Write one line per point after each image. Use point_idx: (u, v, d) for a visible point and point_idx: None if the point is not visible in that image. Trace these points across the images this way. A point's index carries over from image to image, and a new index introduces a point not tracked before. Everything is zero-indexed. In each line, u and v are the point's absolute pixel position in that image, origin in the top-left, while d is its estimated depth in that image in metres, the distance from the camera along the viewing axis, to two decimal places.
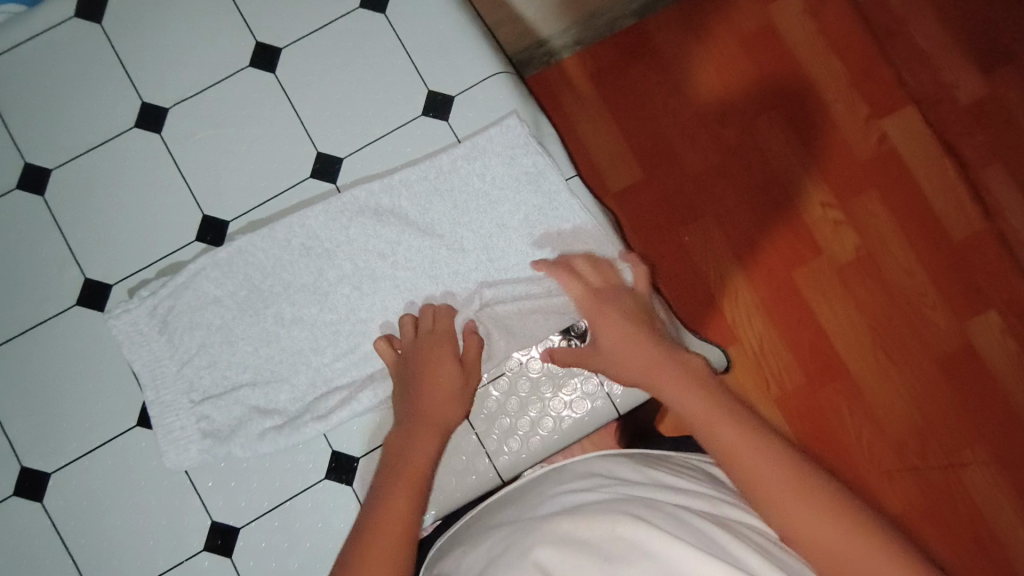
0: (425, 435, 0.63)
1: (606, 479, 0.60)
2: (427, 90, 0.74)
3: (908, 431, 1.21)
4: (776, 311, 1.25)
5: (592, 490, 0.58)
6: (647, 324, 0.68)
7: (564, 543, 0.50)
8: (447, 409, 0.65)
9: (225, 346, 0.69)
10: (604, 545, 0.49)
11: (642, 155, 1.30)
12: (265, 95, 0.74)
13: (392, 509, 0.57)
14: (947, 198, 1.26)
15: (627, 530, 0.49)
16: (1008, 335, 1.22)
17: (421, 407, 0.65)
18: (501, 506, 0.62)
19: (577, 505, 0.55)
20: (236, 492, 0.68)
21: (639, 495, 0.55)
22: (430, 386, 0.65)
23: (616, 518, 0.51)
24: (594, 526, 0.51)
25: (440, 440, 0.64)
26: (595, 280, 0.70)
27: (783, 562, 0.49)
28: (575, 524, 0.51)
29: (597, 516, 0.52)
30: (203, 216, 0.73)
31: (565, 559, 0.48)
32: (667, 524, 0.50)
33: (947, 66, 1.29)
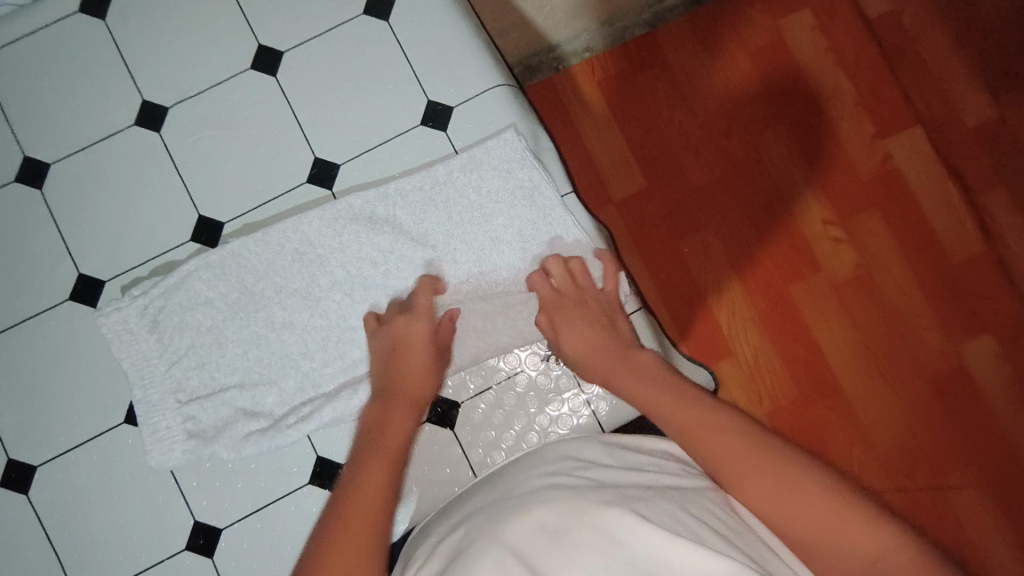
0: (402, 403, 0.64)
1: (578, 459, 0.61)
2: (427, 100, 0.74)
3: (897, 450, 1.21)
4: (770, 324, 1.25)
5: (563, 470, 0.59)
6: (610, 334, 0.69)
7: (532, 530, 0.51)
8: (423, 380, 0.66)
9: (214, 347, 0.70)
10: (571, 532, 0.50)
11: (644, 164, 1.30)
12: (265, 98, 0.74)
13: (371, 471, 0.58)
14: (948, 220, 1.26)
15: (598, 514, 0.51)
16: (1002, 359, 1.22)
17: (400, 378, 0.66)
18: (478, 487, 0.63)
19: (549, 484, 0.56)
20: (220, 493, 0.69)
21: (607, 477, 0.57)
22: (407, 357, 0.66)
23: (586, 502, 0.52)
24: (562, 509, 0.52)
25: (417, 408, 0.65)
26: (563, 283, 0.71)
27: (747, 541, 0.53)
28: (543, 510, 0.52)
29: (567, 497, 0.53)
30: (199, 217, 0.73)
31: (537, 547, 0.49)
32: (637, 507, 0.52)
33: (955, 86, 1.28)
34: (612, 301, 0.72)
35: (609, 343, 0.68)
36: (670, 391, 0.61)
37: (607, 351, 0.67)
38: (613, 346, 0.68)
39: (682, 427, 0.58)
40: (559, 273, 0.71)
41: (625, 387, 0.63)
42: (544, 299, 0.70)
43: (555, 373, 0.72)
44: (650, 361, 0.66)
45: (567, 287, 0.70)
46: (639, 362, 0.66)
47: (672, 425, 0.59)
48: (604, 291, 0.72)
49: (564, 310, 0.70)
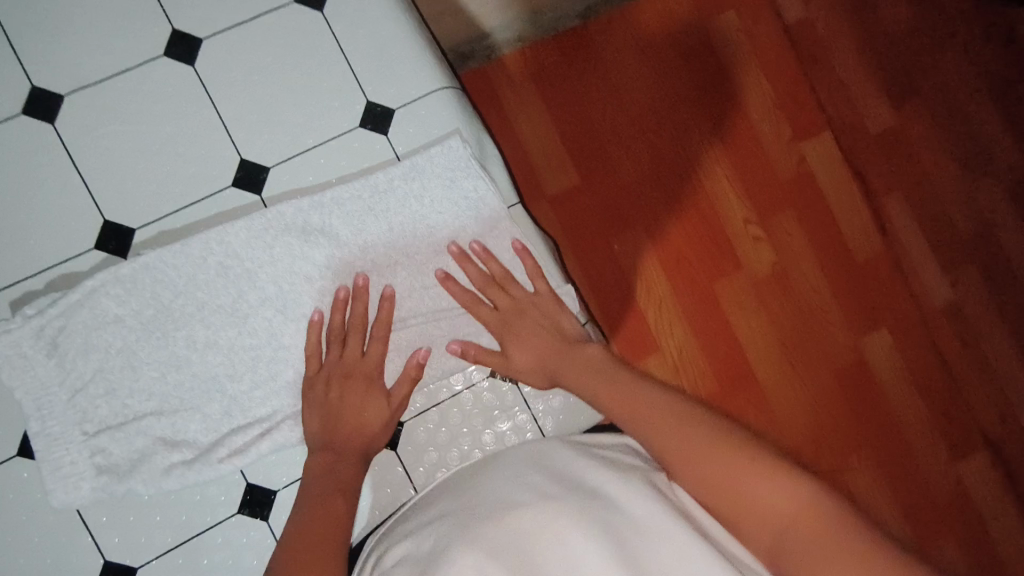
0: (350, 452, 0.64)
1: (543, 458, 0.61)
2: (366, 100, 0.69)
3: (805, 436, 1.30)
4: (695, 319, 1.29)
5: (526, 472, 0.59)
6: (557, 339, 0.69)
7: (492, 541, 0.51)
8: (374, 436, 0.66)
9: (126, 371, 0.63)
10: (532, 542, 0.51)
11: (579, 160, 1.29)
12: (182, 90, 0.67)
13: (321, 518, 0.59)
14: (853, 221, 1.35)
15: (578, 513, 0.52)
16: (895, 350, 1.34)
17: (350, 430, 0.65)
18: (442, 493, 0.62)
19: (521, 485, 0.57)
20: (136, 529, 0.63)
21: (569, 476, 0.57)
22: (356, 413, 0.66)
23: (563, 503, 0.53)
24: (523, 519, 0.52)
25: (365, 458, 0.65)
26: (501, 301, 0.70)
27: (708, 526, 0.53)
28: (504, 522, 0.52)
29: (544, 500, 0.54)
30: (105, 222, 0.65)
31: (519, 548, 0.50)
32: (612, 500, 0.53)
33: (863, 95, 1.37)
34: (552, 302, 0.70)
35: (556, 349, 0.68)
36: (624, 375, 0.64)
37: (554, 352, 0.68)
38: (559, 352, 0.68)
39: (625, 414, 0.61)
40: (493, 288, 0.70)
41: (579, 389, 0.65)
42: (485, 322, 0.69)
43: (501, 390, 0.70)
44: (597, 355, 0.67)
45: (505, 302, 0.70)
46: (586, 360, 0.66)
47: (623, 413, 0.61)
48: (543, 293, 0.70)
49: (506, 322, 0.69)
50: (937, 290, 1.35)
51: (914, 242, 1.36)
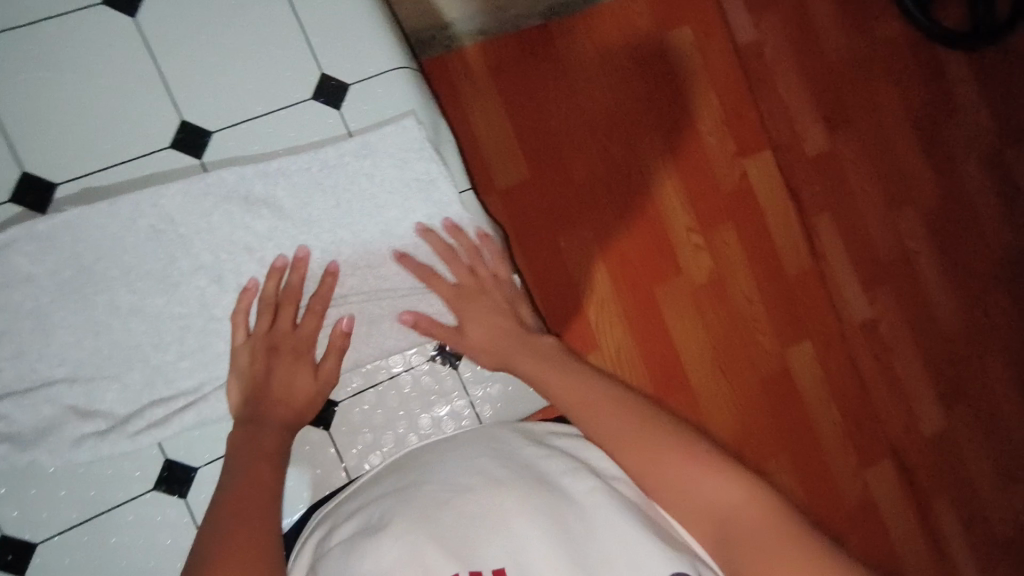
0: (275, 426, 0.61)
1: (488, 444, 0.60)
2: (320, 72, 0.67)
3: (730, 439, 1.35)
4: (634, 319, 1.32)
5: (472, 456, 0.58)
6: (513, 322, 0.69)
7: (441, 525, 0.50)
8: (302, 411, 0.63)
9: (38, 334, 0.59)
10: (484, 524, 0.50)
11: (532, 157, 1.30)
12: (120, 42, 0.63)
13: (252, 486, 0.56)
14: (788, 238, 1.41)
15: (523, 497, 0.52)
16: (817, 362, 1.42)
17: (275, 403, 0.62)
18: (384, 474, 0.61)
19: (465, 469, 0.56)
20: (37, 503, 0.60)
21: (517, 462, 0.57)
22: (284, 387, 0.63)
23: (508, 487, 0.53)
24: (471, 504, 0.51)
25: (291, 430, 0.62)
26: (464, 278, 0.69)
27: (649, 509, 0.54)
28: (451, 508, 0.51)
29: (489, 483, 0.53)
30: (22, 173, 0.61)
31: (461, 533, 0.49)
32: (558, 488, 0.54)
33: (801, 119, 1.45)
34: (510, 287, 0.72)
35: (511, 333, 0.68)
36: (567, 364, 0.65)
37: (508, 333, 0.68)
38: (515, 335, 0.68)
39: (566, 398, 0.62)
40: (457, 264, 0.69)
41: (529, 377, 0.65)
42: (444, 297, 0.68)
43: (440, 374, 0.70)
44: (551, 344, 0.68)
45: (466, 280, 0.69)
46: (537, 346, 0.67)
47: (567, 400, 0.61)
48: (502, 276, 0.71)
49: (466, 299, 0.69)
50: (860, 304, 1.46)
51: (839, 260, 1.46)
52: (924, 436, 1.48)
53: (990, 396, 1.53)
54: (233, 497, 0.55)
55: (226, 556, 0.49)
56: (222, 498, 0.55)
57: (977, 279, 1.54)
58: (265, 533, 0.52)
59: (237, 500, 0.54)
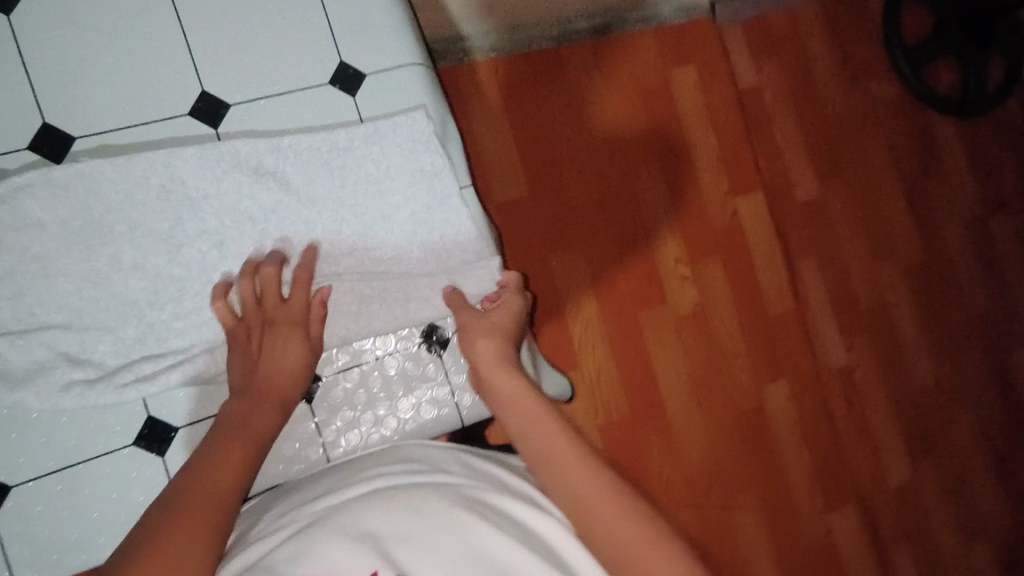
0: (268, 398, 0.61)
1: (427, 462, 0.61)
2: (340, 60, 0.70)
3: (700, 470, 1.37)
4: (616, 343, 1.34)
5: (411, 472, 0.59)
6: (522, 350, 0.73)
7: (379, 533, 0.49)
8: (294, 381, 0.63)
9: (40, 279, 0.60)
10: (421, 534, 0.50)
11: (531, 176, 1.33)
12: (153, 11, 0.66)
13: (220, 468, 0.54)
14: (772, 278, 1.45)
15: (462, 522, 0.51)
16: (791, 401, 1.45)
17: (267, 380, 0.62)
18: (332, 474, 0.62)
19: (426, 485, 0.56)
20: (15, 446, 0.60)
21: (455, 480, 0.58)
22: (276, 358, 0.62)
23: (454, 509, 0.52)
24: (410, 510, 0.51)
25: (286, 407, 0.62)
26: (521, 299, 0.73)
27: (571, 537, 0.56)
28: (390, 513, 0.51)
29: (438, 500, 0.53)
30: (43, 124, 0.63)
31: (388, 540, 0.49)
32: (502, 524, 0.53)
33: (794, 166, 1.50)
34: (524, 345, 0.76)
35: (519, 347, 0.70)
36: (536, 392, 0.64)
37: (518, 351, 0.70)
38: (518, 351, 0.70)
39: (509, 408, 0.63)
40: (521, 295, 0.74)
41: (499, 389, 0.64)
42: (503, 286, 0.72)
43: (424, 361, 0.72)
44: None
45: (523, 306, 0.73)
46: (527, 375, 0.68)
47: (529, 428, 0.61)
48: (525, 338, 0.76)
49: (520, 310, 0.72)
50: (837, 351, 1.50)
51: (820, 305, 1.50)
52: (892, 488, 1.50)
53: (958, 455, 1.56)
54: (199, 474, 0.53)
55: (172, 530, 0.48)
56: (196, 460, 0.55)
57: (951, 337, 1.58)
58: (223, 510, 0.51)
59: (203, 477, 0.53)
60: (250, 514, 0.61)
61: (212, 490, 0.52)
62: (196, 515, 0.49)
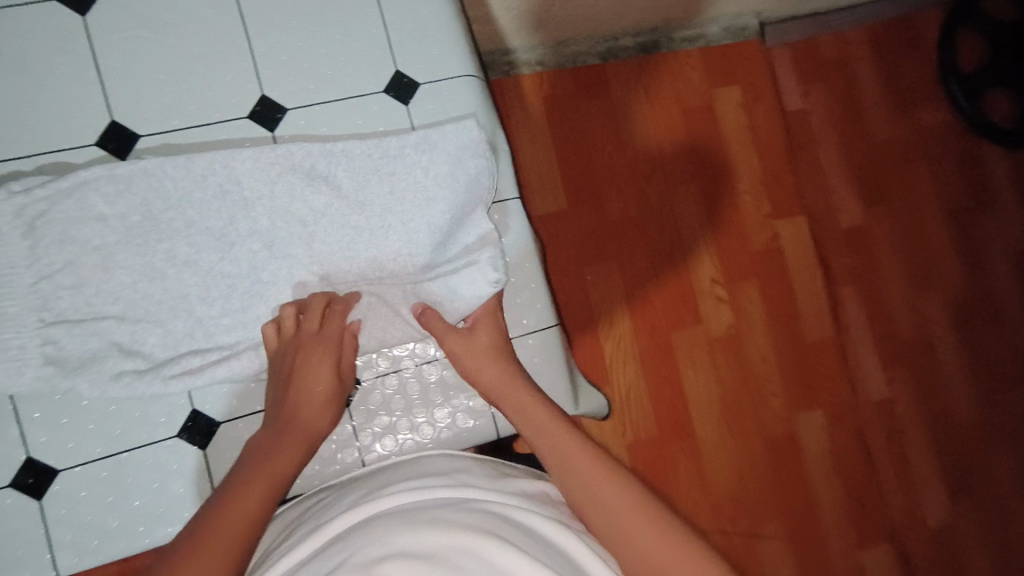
0: (297, 434, 0.62)
1: (451, 479, 0.60)
2: (395, 69, 0.72)
3: (727, 497, 1.34)
4: (648, 363, 1.33)
5: (435, 489, 0.57)
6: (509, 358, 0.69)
7: (402, 551, 0.47)
8: (321, 415, 0.64)
9: (98, 270, 0.62)
10: (445, 552, 0.48)
11: (571, 190, 1.33)
12: (219, 16, 0.68)
13: (247, 495, 0.56)
14: (810, 305, 1.42)
15: (475, 542, 0.49)
16: (825, 432, 1.41)
17: (298, 408, 0.63)
18: (356, 486, 0.62)
19: (449, 507, 0.54)
20: (65, 431, 0.62)
21: (480, 500, 0.56)
22: (306, 392, 0.64)
23: (465, 530, 0.50)
24: (434, 531, 0.50)
25: (310, 447, 0.63)
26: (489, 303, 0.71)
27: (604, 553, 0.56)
28: (413, 534, 0.49)
29: (448, 526, 0.51)
30: (111, 121, 0.65)
31: (401, 560, 0.46)
32: (526, 544, 0.50)
33: (838, 192, 1.47)
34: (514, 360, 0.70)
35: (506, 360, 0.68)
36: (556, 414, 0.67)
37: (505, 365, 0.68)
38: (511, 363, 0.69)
39: (528, 420, 0.65)
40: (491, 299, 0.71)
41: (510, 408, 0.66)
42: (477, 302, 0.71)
43: None
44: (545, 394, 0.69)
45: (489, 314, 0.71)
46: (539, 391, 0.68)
47: (551, 445, 0.64)
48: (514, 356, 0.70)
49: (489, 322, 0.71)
50: (876, 382, 1.46)
51: (859, 334, 1.46)
52: (929, 528, 1.44)
53: (1001, 498, 1.49)
54: (219, 510, 0.54)
55: (199, 557, 0.50)
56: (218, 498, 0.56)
57: (997, 376, 1.53)
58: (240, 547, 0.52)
59: (225, 511, 0.54)
60: (262, 554, 0.59)
61: (231, 521, 0.53)
62: (216, 547, 0.51)
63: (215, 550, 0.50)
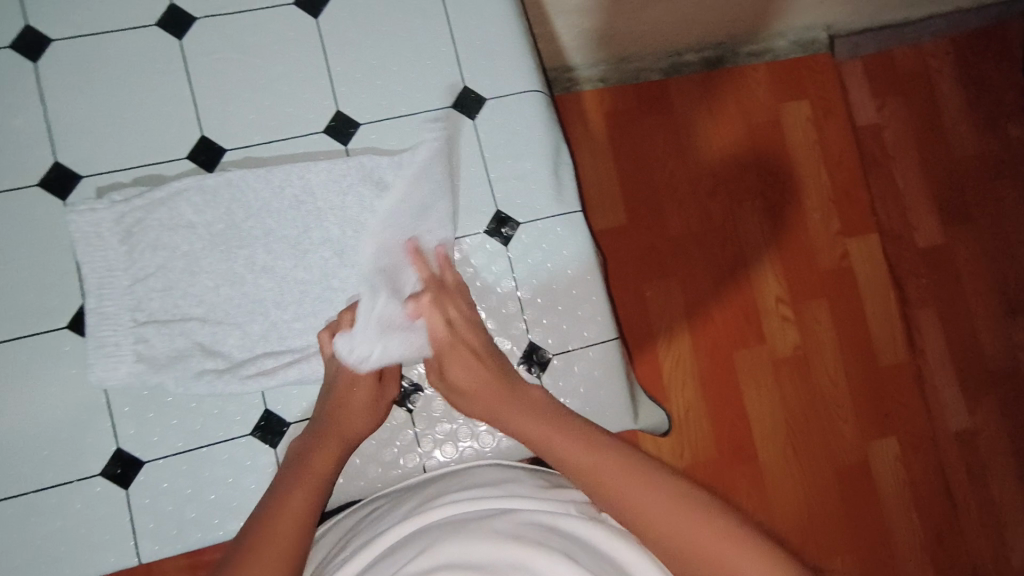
0: (337, 438, 0.64)
1: (501, 488, 0.61)
2: (462, 85, 0.74)
3: (792, 526, 1.28)
4: (708, 383, 1.29)
5: (485, 499, 0.58)
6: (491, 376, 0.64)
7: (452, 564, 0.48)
8: (361, 417, 0.65)
9: (185, 274, 0.67)
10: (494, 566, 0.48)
11: (631, 206, 1.32)
12: (300, 38, 0.72)
13: (291, 504, 0.57)
14: (884, 328, 1.35)
15: (522, 554, 0.49)
16: (900, 462, 1.33)
17: (339, 411, 0.64)
18: (411, 494, 0.64)
19: (498, 516, 0.55)
20: (151, 424, 0.66)
21: (530, 509, 0.56)
22: (350, 397, 0.65)
23: (512, 541, 0.50)
24: (482, 542, 0.50)
25: (347, 447, 0.64)
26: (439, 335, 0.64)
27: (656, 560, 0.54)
28: (462, 545, 0.50)
29: (496, 535, 0.51)
30: (201, 136, 0.70)
31: None
32: (576, 555, 0.50)
33: (915, 210, 1.40)
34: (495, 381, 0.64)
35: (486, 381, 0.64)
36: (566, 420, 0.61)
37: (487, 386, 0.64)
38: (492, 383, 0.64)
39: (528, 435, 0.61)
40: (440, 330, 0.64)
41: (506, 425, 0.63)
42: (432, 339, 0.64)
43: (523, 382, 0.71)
44: (541, 399, 0.63)
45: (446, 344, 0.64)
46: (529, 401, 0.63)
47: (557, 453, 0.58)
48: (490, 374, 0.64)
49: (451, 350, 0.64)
50: (956, 412, 1.37)
51: (938, 360, 1.38)
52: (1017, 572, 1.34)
53: None
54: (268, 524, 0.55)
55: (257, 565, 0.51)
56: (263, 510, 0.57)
57: None
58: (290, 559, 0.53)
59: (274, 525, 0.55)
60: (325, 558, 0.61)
61: (281, 534, 0.54)
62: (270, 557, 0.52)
63: (272, 556, 0.52)
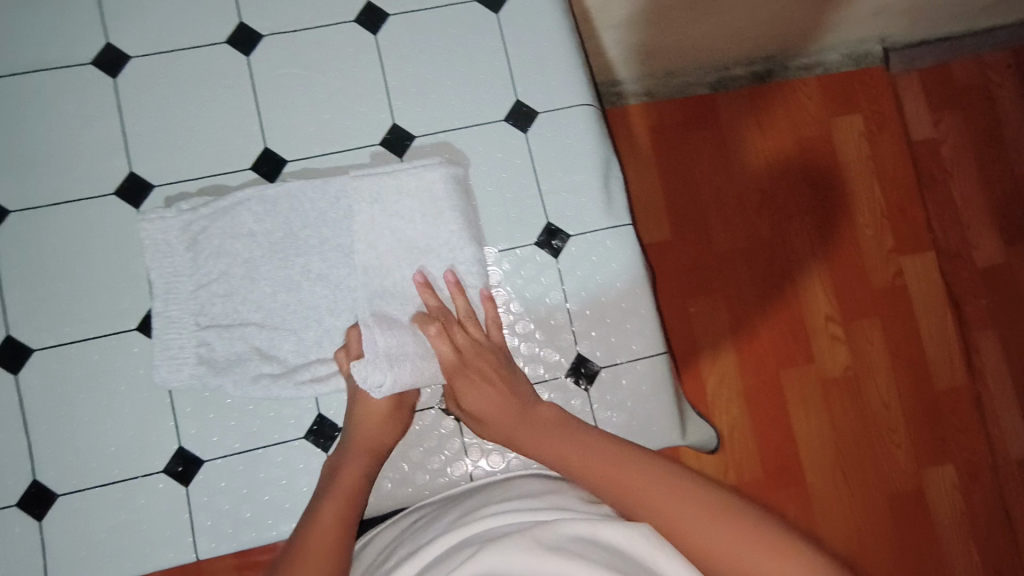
0: (364, 450, 0.65)
1: (544, 500, 0.60)
2: (515, 98, 0.75)
3: (841, 553, 1.23)
4: (754, 401, 1.26)
5: (528, 510, 0.58)
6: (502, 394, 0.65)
7: None
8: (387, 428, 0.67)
9: (245, 281, 0.69)
10: None
11: (677, 221, 1.30)
12: (360, 53, 0.75)
13: (323, 521, 0.60)
14: (940, 350, 1.30)
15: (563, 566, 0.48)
16: (958, 491, 1.27)
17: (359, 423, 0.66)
18: (456, 504, 0.64)
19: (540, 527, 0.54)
20: (210, 424, 0.69)
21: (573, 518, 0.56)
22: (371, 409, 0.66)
23: (553, 552, 0.50)
24: (523, 554, 0.50)
25: (376, 457, 0.66)
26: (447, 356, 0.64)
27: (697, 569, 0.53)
28: (502, 556, 0.50)
29: (537, 547, 0.51)
30: (264, 148, 0.73)
31: None
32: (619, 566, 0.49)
33: (974, 228, 1.35)
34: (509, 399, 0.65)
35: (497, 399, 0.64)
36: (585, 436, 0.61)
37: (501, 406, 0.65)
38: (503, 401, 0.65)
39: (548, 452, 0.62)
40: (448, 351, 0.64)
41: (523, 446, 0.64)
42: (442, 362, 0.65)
43: (571, 395, 0.71)
44: (552, 414, 0.65)
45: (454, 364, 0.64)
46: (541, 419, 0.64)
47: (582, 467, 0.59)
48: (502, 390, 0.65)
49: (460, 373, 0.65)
50: (1019, 439, 1.30)
51: (999, 385, 1.32)
52: None
53: None
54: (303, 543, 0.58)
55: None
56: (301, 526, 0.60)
57: None
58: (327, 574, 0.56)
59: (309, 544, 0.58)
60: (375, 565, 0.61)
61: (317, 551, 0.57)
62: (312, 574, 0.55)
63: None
